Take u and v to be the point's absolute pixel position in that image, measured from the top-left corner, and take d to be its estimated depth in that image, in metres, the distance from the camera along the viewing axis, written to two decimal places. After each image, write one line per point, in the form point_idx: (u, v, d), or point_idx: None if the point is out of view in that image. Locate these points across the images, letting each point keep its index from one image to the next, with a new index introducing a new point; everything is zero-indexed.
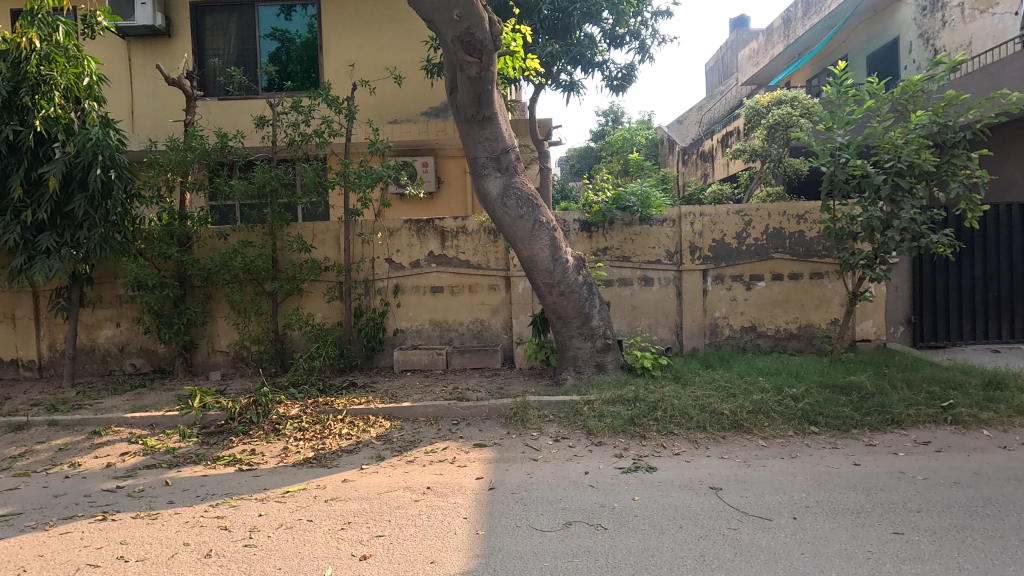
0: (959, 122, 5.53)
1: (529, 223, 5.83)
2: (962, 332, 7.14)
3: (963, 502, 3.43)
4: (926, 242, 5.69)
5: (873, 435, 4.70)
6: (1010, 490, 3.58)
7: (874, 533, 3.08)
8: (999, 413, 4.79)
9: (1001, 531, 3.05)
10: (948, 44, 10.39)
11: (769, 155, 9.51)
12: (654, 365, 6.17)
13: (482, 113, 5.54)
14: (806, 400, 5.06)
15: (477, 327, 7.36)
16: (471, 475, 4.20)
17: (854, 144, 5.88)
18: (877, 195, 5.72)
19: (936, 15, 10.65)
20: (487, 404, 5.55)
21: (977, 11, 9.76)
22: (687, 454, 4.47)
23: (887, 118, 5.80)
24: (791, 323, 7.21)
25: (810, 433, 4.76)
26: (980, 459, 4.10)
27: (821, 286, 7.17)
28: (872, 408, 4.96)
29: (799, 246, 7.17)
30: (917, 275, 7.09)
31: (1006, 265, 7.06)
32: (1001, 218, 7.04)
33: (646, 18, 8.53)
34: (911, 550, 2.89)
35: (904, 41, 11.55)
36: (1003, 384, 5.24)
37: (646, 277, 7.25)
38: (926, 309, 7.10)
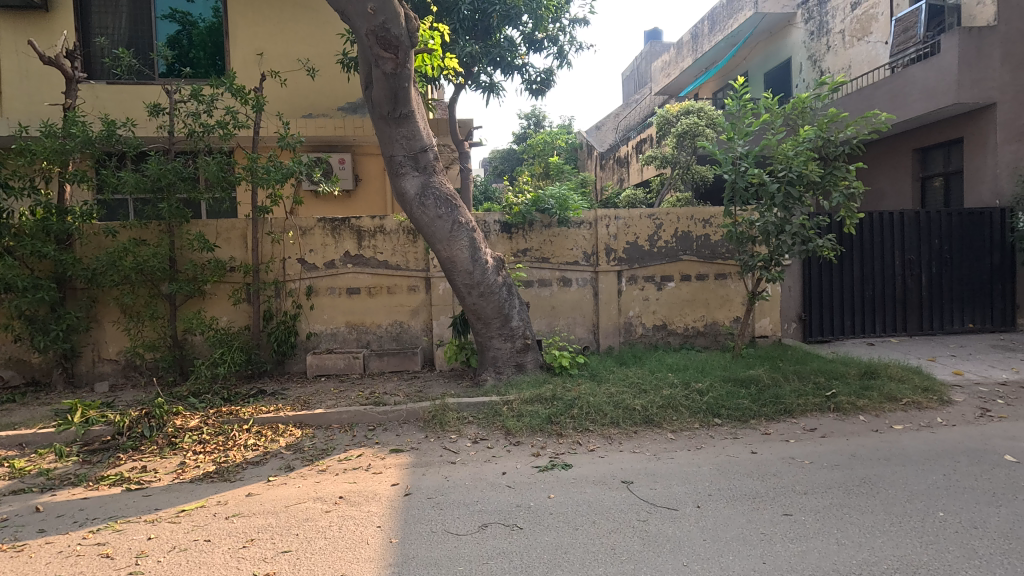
0: (840, 137, 6.08)
1: (447, 223, 5.77)
2: (844, 328, 7.89)
3: (842, 482, 3.77)
4: (813, 246, 6.22)
5: (768, 424, 5.08)
6: (881, 469, 3.98)
7: (767, 516, 3.32)
8: (872, 400, 5.33)
9: (873, 507, 3.39)
10: (833, 66, 11.47)
11: (678, 162, 10.03)
12: (571, 364, 6.31)
13: (399, 110, 5.41)
14: (710, 394, 5.38)
15: (396, 330, 7.19)
16: (387, 481, 4.08)
17: (752, 154, 6.34)
18: (772, 203, 6.19)
19: (822, 40, 11.73)
20: (405, 408, 5.44)
21: (856, 39, 10.81)
22: (601, 450, 4.61)
23: (780, 131, 6.30)
24: (698, 321, 7.64)
25: (713, 425, 5.07)
26: (857, 443, 4.54)
27: (724, 286, 7.66)
28: (768, 399, 5.35)
29: (705, 248, 7.62)
30: (806, 276, 7.76)
31: (880, 267, 7.89)
32: (876, 225, 7.86)
33: (564, 25, 8.69)
34: (799, 529, 3.14)
35: (795, 62, 12.60)
36: (876, 374, 5.84)
37: (565, 278, 7.41)
38: (814, 307, 7.79)
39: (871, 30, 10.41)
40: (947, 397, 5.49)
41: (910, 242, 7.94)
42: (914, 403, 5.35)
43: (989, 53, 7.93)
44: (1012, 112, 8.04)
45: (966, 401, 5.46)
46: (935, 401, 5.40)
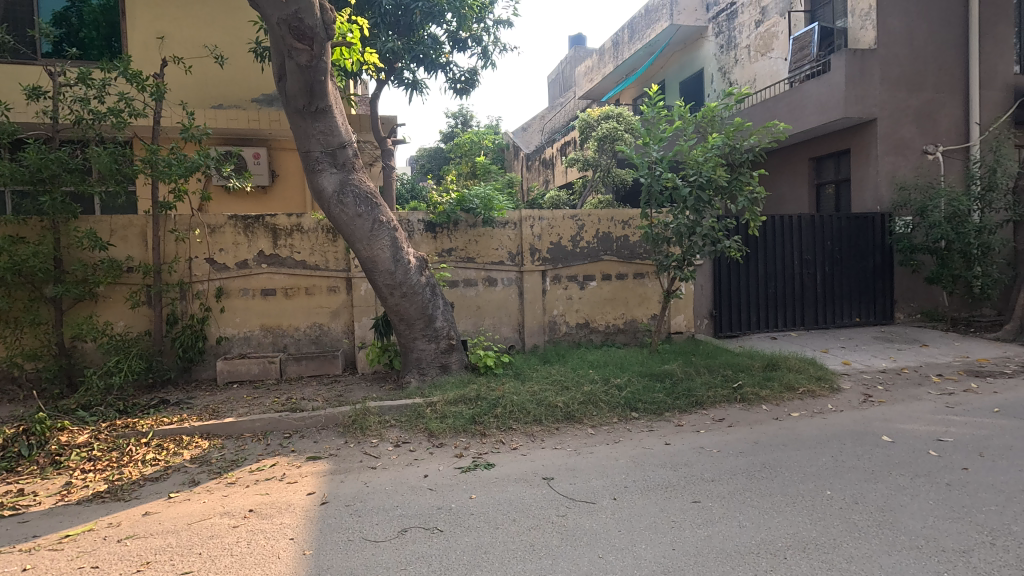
0: (745, 145, 6.50)
1: (368, 222, 5.62)
2: (750, 323, 8.46)
3: (745, 468, 4.04)
4: (721, 247, 6.63)
5: (681, 416, 5.35)
6: (780, 454, 4.31)
7: (677, 504, 3.49)
8: (773, 390, 5.76)
9: (771, 489, 3.66)
10: (740, 78, 12.26)
11: (599, 165, 10.35)
12: (496, 363, 6.34)
13: (315, 104, 5.21)
14: (628, 390, 5.61)
15: (315, 332, 6.91)
16: (302, 491, 3.92)
17: (666, 158, 6.65)
18: (685, 205, 6.52)
19: (731, 53, 12.51)
20: (323, 414, 5.24)
21: (759, 54, 11.62)
22: (524, 448, 4.67)
23: (691, 138, 6.66)
24: (619, 319, 7.91)
25: (631, 418, 5.27)
26: (759, 430, 4.88)
27: (642, 285, 7.99)
28: (681, 392, 5.65)
29: (625, 249, 7.91)
30: (716, 275, 8.25)
31: (781, 266, 8.52)
32: (778, 228, 8.48)
33: (488, 25, 8.70)
34: (705, 514, 3.33)
35: (707, 73, 13.35)
36: (777, 365, 6.31)
37: (490, 278, 7.43)
38: (723, 305, 8.30)
39: (772, 47, 11.24)
40: (836, 385, 6.03)
41: (807, 244, 8.64)
42: (809, 392, 5.84)
43: (870, 73, 8.79)
44: (889, 127, 8.94)
45: (852, 388, 6.02)
46: (827, 389, 5.91)
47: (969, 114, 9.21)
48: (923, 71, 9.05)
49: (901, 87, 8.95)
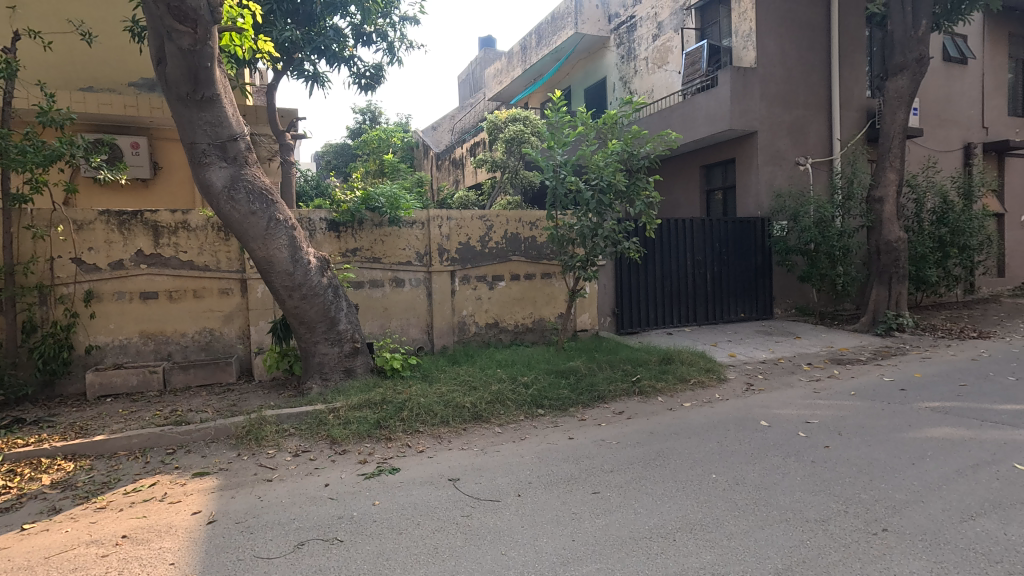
0: (641, 152, 6.87)
1: (262, 220, 5.29)
2: (649, 320, 8.96)
3: (642, 457, 4.28)
4: (622, 248, 6.96)
5: (584, 411, 5.57)
6: (672, 442, 4.60)
7: (578, 496, 3.61)
8: (667, 382, 6.16)
9: (663, 476, 3.89)
10: (639, 88, 12.93)
11: (507, 166, 10.49)
12: (403, 365, 6.23)
13: (200, 93, 4.82)
14: (534, 387, 5.75)
15: (205, 338, 6.40)
16: (186, 511, 3.61)
17: (569, 162, 6.88)
18: (588, 208, 6.79)
19: (631, 64, 13.15)
20: (213, 425, 4.87)
21: (656, 66, 12.32)
22: (431, 450, 4.62)
23: (593, 143, 6.95)
24: (527, 318, 8.06)
25: (537, 415, 5.40)
26: (655, 421, 5.19)
27: (549, 285, 8.20)
28: (584, 387, 5.88)
29: (533, 249, 8.08)
30: (618, 275, 8.68)
31: (675, 267, 9.11)
32: (673, 230, 9.05)
33: (394, 21, 8.52)
34: (603, 504, 3.48)
35: (609, 81, 13.95)
36: (672, 359, 6.74)
37: (397, 278, 7.28)
38: (625, 303, 8.73)
39: (667, 60, 11.97)
40: (722, 375, 6.57)
41: (699, 245, 9.29)
42: (699, 383, 6.30)
43: (751, 90, 9.64)
44: (767, 140, 9.86)
45: (736, 378, 6.59)
46: (715, 379, 6.41)
47: (831, 131, 10.37)
48: (794, 90, 10.06)
49: (776, 104, 9.89)
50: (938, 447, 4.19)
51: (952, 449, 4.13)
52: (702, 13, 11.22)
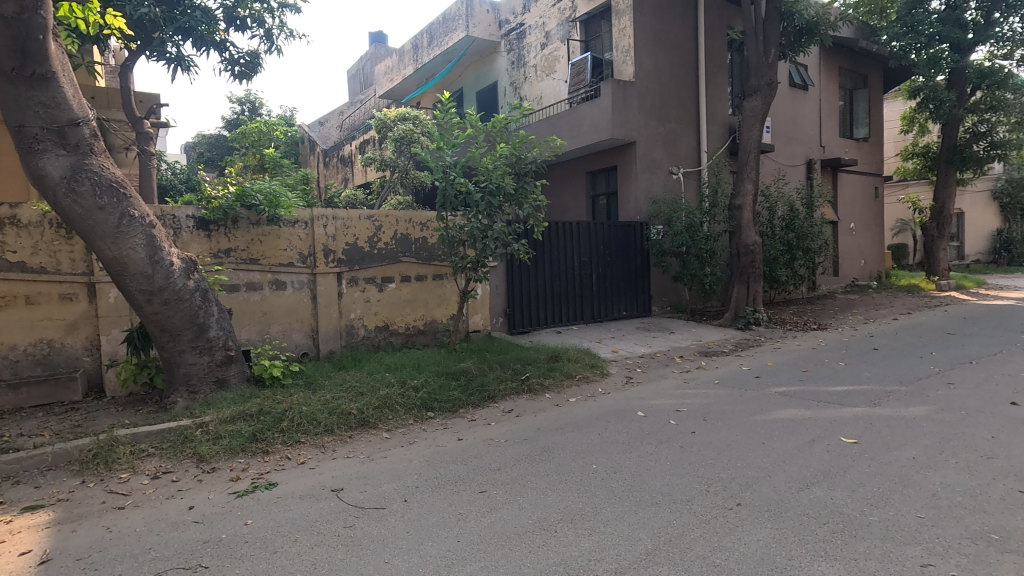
0: (529, 156, 7.06)
1: (113, 216, 4.71)
2: (539, 320, 9.24)
3: (529, 454, 4.39)
4: (512, 249, 7.09)
5: (474, 411, 5.62)
6: (558, 437, 4.77)
7: (466, 497, 3.63)
8: (554, 379, 6.39)
9: (549, 470, 4.03)
10: (529, 94, 13.27)
11: (397, 166, 10.30)
12: (284, 373, 5.87)
13: (29, 68, 4.19)
14: (424, 390, 5.71)
15: (42, 351, 5.57)
16: (12, 552, 3.12)
17: (459, 163, 6.91)
18: (477, 210, 6.85)
19: (521, 70, 13.47)
20: (50, 451, 4.25)
21: (544, 74, 12.73)
22: (313, 461, 4.40)
23: (482, 146, 7.04)
24: (419, 320, 7.95)
25: (427, 419, 5.36)
26: (543, 417, 5.36)
27: (441, 286, 8.15)
28: (475, 388, 5.93)
29: (424, 251, 7.99)
30: (509, 276, 8.87)
31: (564, 268, 9.48)
32: (560, 233, 9.41)
33: (272, 7, 8.01)
34: (490, 503, 3.52)
35: (500, 86, 14.17)
36: (559, 356, 7.01)
37: (277, 281, 6.83)
38: (516, 303, 8.93)
39: (555, 69, 12.41)
40: (605, 370, 6.94)
41: (585, 247, 9.74)
42: (584, 378, 6.60)
43: (630, 102, 10.30)
44: (644, 149, 10.58)
45: (617, 372, 7.00)
46: (598, 374, 6.76)
47: (699, 143, 11.38)
48: (668, 105, 10.90)
49: (652, 117, 10.65)
50: (783, 426, 4.75)
51: (794, 427, 4.70)
52: (586, 27, 11.81)
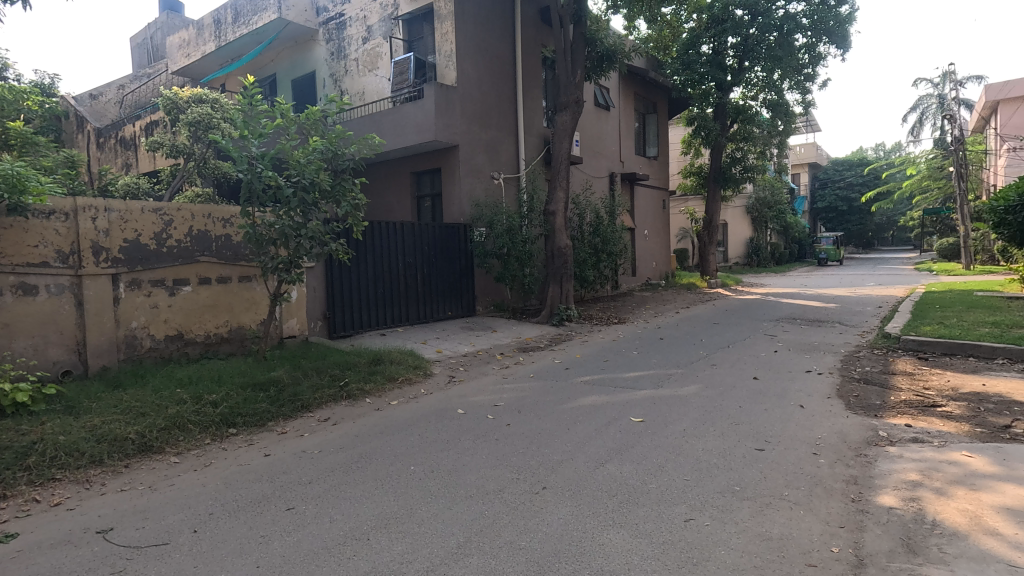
0: (346, 153, 6.74)
1: None
2: (362, 323, 8.93)
3: (344, 463, 4.21)
4: (329, 249, 6.69)
5: (285, 423, 5.22)
6: (376, 442, 4.65)
7: (268, 517, 3.35)
8: (375, 383, 6.23)
9: (363, 477, 3.91)
10: (350, 88, 12.73)
11: (192, 153, 9.13)
12: (34, 398, 4.80)
13: None
14: (224, 404, 5.15)
15: None
16: None
17: (267, 156, 6.35)
18: (288, 206, 6.36)
19: (341, 62, 12.86)
20: None
21: (366, 69, 12.33)
22: (74, 500, 3.67)
23: (294, 138, 6.57)
24: (221, 327, 7.12)
25: (227, 436, 4.84)
26: (361, 423, 5.18)
27: (249, 289, 7.41)
28: (285, 399, 5.51)
29: (226, 249, 7.17)
30: (328, 277, 8.44)
31: (387, 269, 9.29)
32: (383, 233, 9.19)
33: None
34: (297, 520, 3.29)
35: (318, 76, 13.37)
36: (381, 359, 6.85)
37: (25, 284, 5.51)
38: (336, 306, 8.53)
39: (378, 65, 12.09)
40: (428, 371, 6.98)
41: (409, 248, 9.66)
42: (407, 380, 6.55)
43: (452, 107, 10.48)
44: (467, 154, 10.86)
45: (440, 371, 7.08)
46: (421, 375, 6.77)
47: (518, 151, 12.03)
48: (488, 112, 11.33)
49: (474, 123, 10.98)
50: (586, 412, 5.26)
51: (594, 412, 5.24)
52: (409, 26, 11.73)
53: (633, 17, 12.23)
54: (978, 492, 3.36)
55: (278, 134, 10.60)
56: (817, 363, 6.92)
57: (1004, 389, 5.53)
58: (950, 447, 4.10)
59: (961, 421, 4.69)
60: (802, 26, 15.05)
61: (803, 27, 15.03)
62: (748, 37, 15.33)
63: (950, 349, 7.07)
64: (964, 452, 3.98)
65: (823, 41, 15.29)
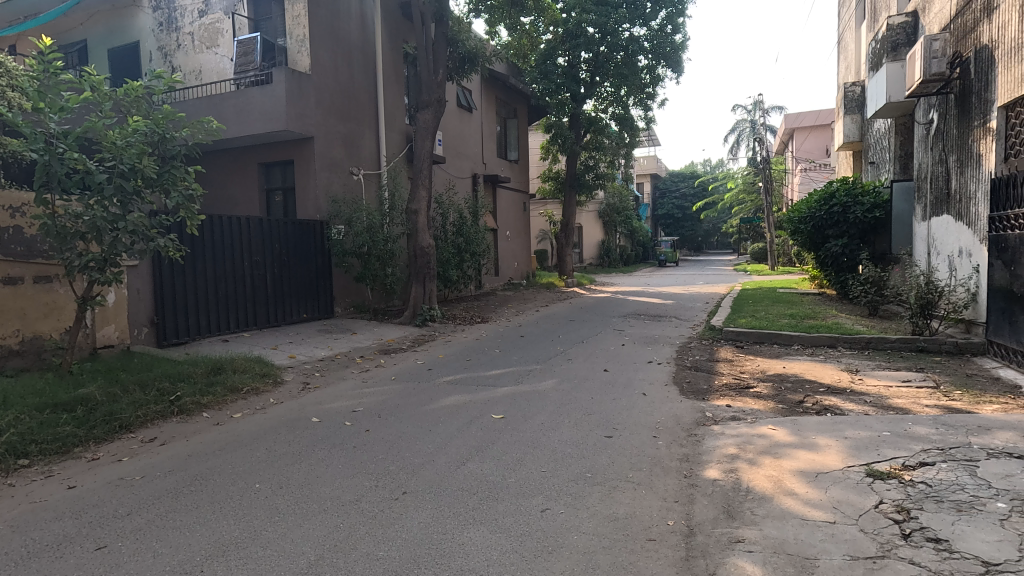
0: (177, 137, 5.90)
1: None
2: (198, 329, 7.98)
3: (172, 488, 3.70)
4: (155, 245, 5.84)
5: (97, 448, 4.48)
6: (213, 461, 4.16)
7: (71, 561, 2.83)
8: (214, 395, 5.58)
9: (199, 502, 3.48)
10: (183, 65, 11.32)
11: None
12: None
13: None
14: (13, 432, 4.27)
15: None
16: None
17: (72, 134, 5.39)
18: (102, 195, 5.44)
19: (171, 35, 11.39)
20: None
21: (204, 46, 11.06)
22: None
23: (109, 116, 5.65)
24: (10, 338, 5.88)
25: (16, 469, 4.02)
26: (197, 440, 4.61)
27: (49, 291, 6.22)
28: (97, 420, 4.72)
29: (15, 244, 5.96)
30: (156, 276, 7.42)
31: (228, 268, 8.41)
32: (224, 227, 8.31)
33: None
34: (110, 560, 2.83)
35: (142, 49, 11.70)
36: (222, 368, 6.18)
37: None
38: (167, 310, 7.54)
39: (217, 42, 10.91)
40: (279, 378, 6.43)
41: (255, 244, 8.85)
42: (253, 390, 5.97)
43: (305, 95, 9.81)
44: (322, 146, 10.25)
45: (293, 379, 6.57)
46: (270, 384, 6.22)
47: (378, 147, 11.64)
48: (346, 104, 10.80)
49: (330, 114, 10.39)
50: (447, 412, 5.23)
51: (456, 411, 5.24)
52: (255, 4, 10.76)
53: (494, 23, 12.49)
54: (780, 459, 3.95)
55: (87, 111, 9.08)
56: (657, 355, 7.64)
57: (798, 370, 6.59)
58: (760, 422, 4.77)
59: (768, 399, 5.49)
60: (644, 49, 16.59)
61: (645, 50, 16.58)
62: (599, 54, 16.60)
63: (760, 339, 8.26)
64: (769, 426, 4.66)
65: (662, 64, 16.96)
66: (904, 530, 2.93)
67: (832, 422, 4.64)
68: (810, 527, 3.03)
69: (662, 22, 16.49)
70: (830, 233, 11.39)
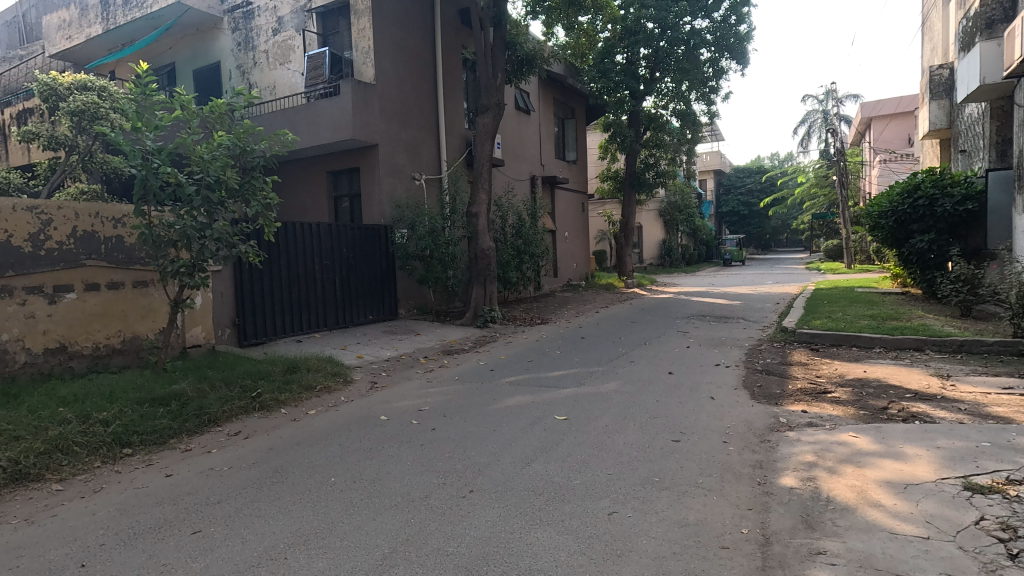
0: (256, 150, 6.28)
1: None
2: (274, 330, 8.45)
3: (256, 479, 3.94)
4: (237, 251, 6.23)
5: (189, 440, 4.84)
6: (293, 455, 4.40)
7: (171, 544, 3.07)
8: (291, 393, 5.90)
9: (280, 493, 3.68)
10: (259, 81, 12.04)
11: (76, 146, 8.30)
12: None
13: None
14: (118, 423, 4.69)
15: None
16: None
17: (165, 150, 5.83)
18: (191, 205, 5.87)
19: (248, 54, 12.15)
20: None
21: (277, 62, 11.71)
22: None
23: (196, 132, 6.09)
24: (113, 338, 6.44)
25: (121, 457, 4.42)
26: (276, 435, 4.89)
27: (145, 295, 6.78)
28: (189, 414, 5.10)
29: (118, 252, 6.53)
30: (237, 281, 7.94)
31: (301, 272, 8.85)
32: (297, 233, 8.76)
33: None
34: (205, 544, 3.05)
35: (223, 68, 12.53)
36: (297, 367, 6.52)
37: None
38: (246, 312, 8.04)
39: (289, 58, 11.53)
40: (349, 378, 6.70)
41: (325, 249, 9.26)
42: (325, 389, 6.26)
43: (370, 105, 10.20)
44: (386, 153, 10.60)
45: (362, 378, 6.84)
46: (341, 382, 6.50)
47: (439, 152, 11.90)
48: (408, 112, 11.12)
49: (393, 121, 10.74)
50: (510, 413, 5.28)
51: (519, 412, 5.28)
52: (323, 20, 11.26)
53: (552, 24, 12.49)
54: (863, 469, 3.72)
55: (176, 128, 9.79)
56: (725, 357, 7.38)
57: (881, 374, 6.18)
58: (840, 429, 4.51)
59: (848, 405, 5.18)
60: (707, 42, 16.10)
61: (707, 42, 16.09)
62: (659, 49, 16.20)
63: (837, 341, 7.81)
64: (850, 433, 4.40)
65: (726, 56, 16.39)
66: (1011, 550, 2.69)
67: (922, 430, 4.32)
68: (900, 541, 2.84)
69: (725, 13, 15.99)
70: (914, 228, 10.60)
